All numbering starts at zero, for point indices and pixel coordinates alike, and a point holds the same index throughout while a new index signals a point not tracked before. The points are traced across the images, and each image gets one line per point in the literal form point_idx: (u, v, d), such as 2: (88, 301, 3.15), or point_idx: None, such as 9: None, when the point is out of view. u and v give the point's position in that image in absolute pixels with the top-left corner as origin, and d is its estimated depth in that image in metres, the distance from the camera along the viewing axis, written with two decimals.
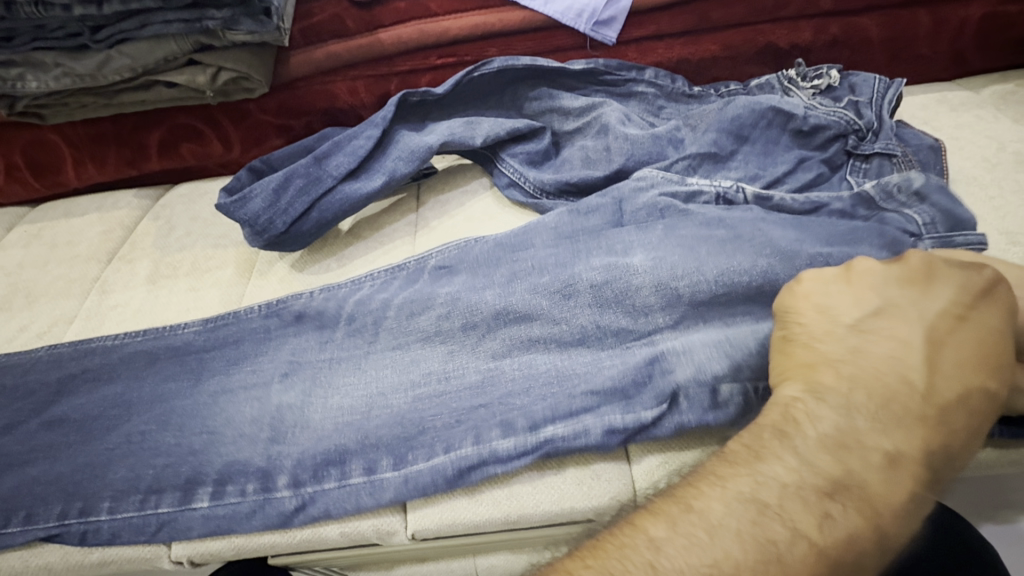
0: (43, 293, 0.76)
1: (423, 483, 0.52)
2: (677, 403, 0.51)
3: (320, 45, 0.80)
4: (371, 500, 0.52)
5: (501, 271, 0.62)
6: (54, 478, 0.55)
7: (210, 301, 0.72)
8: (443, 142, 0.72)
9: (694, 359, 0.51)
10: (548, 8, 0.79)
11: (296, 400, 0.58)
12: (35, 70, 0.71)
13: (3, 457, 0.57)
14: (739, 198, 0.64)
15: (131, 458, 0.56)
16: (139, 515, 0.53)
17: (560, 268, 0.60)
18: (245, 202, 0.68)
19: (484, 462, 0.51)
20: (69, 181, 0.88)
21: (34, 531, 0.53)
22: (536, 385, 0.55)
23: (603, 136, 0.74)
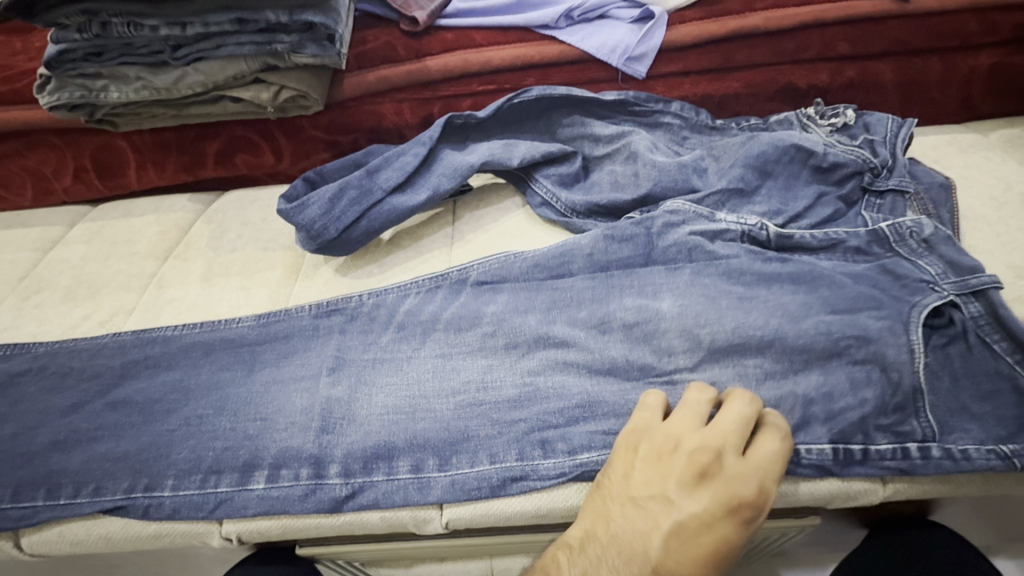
0: (105, 286, 0.81)
1: (471, 488, 0.56)
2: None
3: (371, 69, 0.86)
4: (421, 497, 0.56)
5: (541, 297, 0.68)
6: (121, 455, 0.60)
7: (260, 300, 0.77)
8: (483, 162, 0.78)
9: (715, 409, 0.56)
10: (584, 43, 0.85)
11: (344, 394, 0.63)
12: (118, 82, 0.78)
13: (73, 433, 0.62)
14: (762, 235, 0.69)
15: (190, 441, 0.60)
16: (200, 493, 0.57)
17: (597, 304, 0.66)
18: (303, 209, 0.74)
19: (526, 477, 0.56)
20: (131, 184, 0.95)
21: (101, 502, 0.58)
22: (569, 407, 0.59)
23: (632, 162, 0.79)
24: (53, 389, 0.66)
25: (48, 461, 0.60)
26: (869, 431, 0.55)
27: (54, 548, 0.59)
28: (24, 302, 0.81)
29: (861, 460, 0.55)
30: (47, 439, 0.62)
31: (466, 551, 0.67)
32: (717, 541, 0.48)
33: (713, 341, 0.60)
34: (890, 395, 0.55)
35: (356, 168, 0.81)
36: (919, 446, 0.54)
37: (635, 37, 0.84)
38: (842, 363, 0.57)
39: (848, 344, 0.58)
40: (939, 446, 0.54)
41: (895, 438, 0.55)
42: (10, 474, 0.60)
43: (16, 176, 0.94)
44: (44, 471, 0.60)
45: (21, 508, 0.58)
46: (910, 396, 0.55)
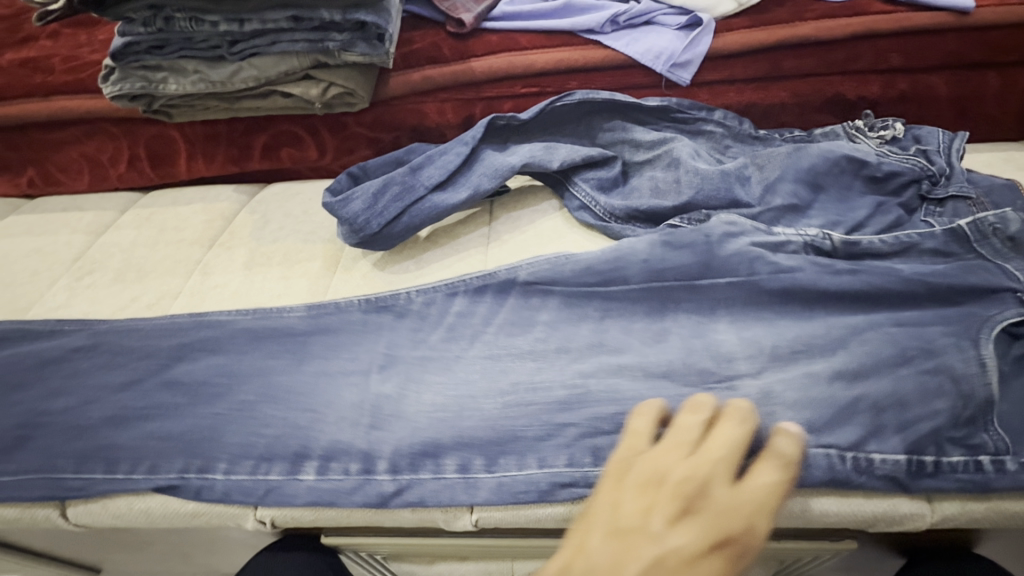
0: (153, 270, 0.84)
1: (519, 491, 0.57)
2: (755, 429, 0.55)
3: (416, 69, 0.87)
4: (469, 497, 0.57)
5: (594, 306, 0.67)
6: (174, 434, 0.62)
7: (299, 290, 0.79)
8: (524, 163, 0.79)
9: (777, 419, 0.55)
10: (629, 48, 0.84)
11: (393, 391, 0.63)
12: (176, 75, 0.81)
13: (126, 411, 0.64)
14: (825, 245, 0.66)
15: (238, 428, 0.62)
16: (252, 478, 0.59)
17: (651, 318, 0.66)
18: (347, 202, 0.76)
19: (575, 483, 0.56)
20: (180, 174, 0.98)
21: (155, 480, 0.60)
22: (621, 415, 0.58)
23: (673, 169, 0.78)
24: (106, 367, 0.68)
25: (103, 436, 0.63)
26: (940, 443, 0.54)
27: (98, 519, 0.62)
28: (77, 282, 0.84)
29: (933, 473, 0.54)
30: (102, 415, 0.64)
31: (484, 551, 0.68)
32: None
33: (774, 349, 0.60)
34: (963, 408, 0.54)
35: (398, 165, 0.83)
36: (993, 460, 0.53)
37: (681, 43, 0.83)
38: (911, 372, 0.56)
39: (913, 354, 0.57)
40: (1014, 460, 0.53)
41: (966, 451, 0.54)
42: (69, 446, 0.63)
43: (74, 162, 0.99)
44: (100, 445, 0.62)
45: (82, 478, 0.61)
46: (982, 407, 0.54)
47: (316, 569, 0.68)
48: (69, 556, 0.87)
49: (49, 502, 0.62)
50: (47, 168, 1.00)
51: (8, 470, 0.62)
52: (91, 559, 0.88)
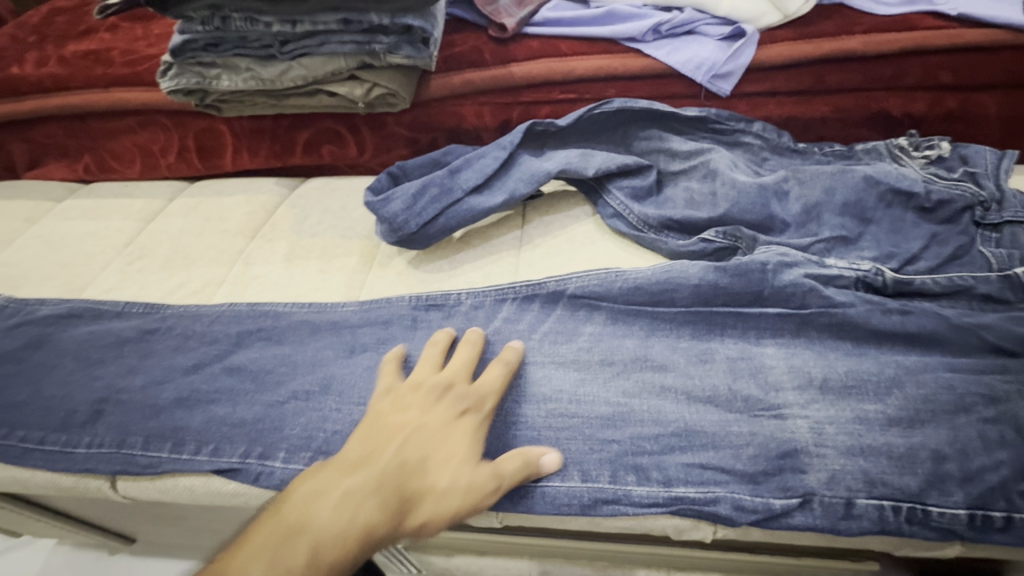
0: (199, 258, 0.88)
1: (561, 503, 0.57)
2: (801, 471, 0.55)
3: (458, 72, 0.89)
4: (512, 505, 0.58)
5: (639, 325, 0.69)
6: (238, 421, 0.65)
7: (337, 285, 0.81)
8: (560, 169, 0.79)
9: (828, 467, 0.55)
10: (670, 57, 0.84)
11: None
12: (229, 72, 0.84)
13: (194, 392, 0.68)
14: (878, 281, 0.67)
15: (301, 418, 0.65)
16: (309, 470, 0.62)
17: (697, 332, 0.67)
18: (388, 202, 0.78)
19: (618, 500, 0.56)
20: (226, 166, 1.02)
21: (219, 463, 0.63)
22: (664, 434, 0.59)
23: (710, 180, 0.78)
24: (178, 349, 0.73)
25: (172, 416, 0.67)
26: (1012, 497, 0.52)
27: (146, 493, 0.66)
28: (129, 267, 0.88)
29: (1003, 528, 0.52)
30: (171, 395, 0.68)
31: (498, 547, 0.74)
32: (464, 451, 0.54)
33: (825, 379, 0.60)
34: None
35: (435, 166, 0.85)
36: None
37: (723, 54, 0.83)
38: (970, 420, 0.55)
39: (974, 402, 0.56)
40: None
41: None
42: (140, 424, 0.66)
43: (128, 150, 1.04)
44: (170, 426, 0.66)
45: (149, 456, 0.65)
46: None
47: None
48: (104, 523, 0.92)
49: (100, 475, 0.66)
50: (101, 155, 1.05)
51: (84, 442, 0.67)
52: (125, 528, 0.93)
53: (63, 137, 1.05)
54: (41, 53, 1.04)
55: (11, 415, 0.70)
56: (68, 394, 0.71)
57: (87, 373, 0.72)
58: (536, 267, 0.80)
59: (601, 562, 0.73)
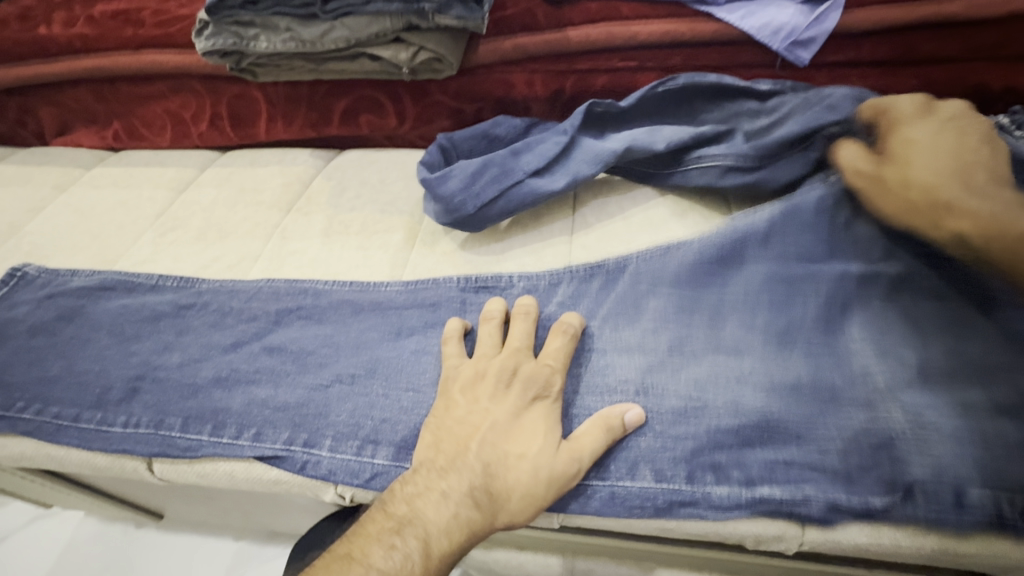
0: (234, 231, 0.84)
1: (632, 505, 0.53)
2: (900, 461, 0.49)
3: (509, 36, 0.82)
4: (578, 507, 0.53)
5: (707, 302, 0.63)
6: (281, 405, 0.62)
7: (379, 263, 0.77)
8: (626, 147, 0.73)
9: (933, 455, 0.49)
10: (744, 23, 0.76)
11: None
12: (268, 32, 0.79)
13: (234, 372, 0.66)
14: None
15: (348, 403, 0.62)
16: (357, 460, 0.58)
17: (777, 311, 0.61)
18: (445, 179, 0.72)
19: (695, 502, 0.52)
20: (258, 135, 0.97)
21: (261, 448, 0.60)
22: (743, 426, 0.54)
23: (801, 140, 0.71)
24: (215, 326, 0.70)
25: (212, 397, 0.64)
26: None
27: (183, 476, 0.63)
28: (161, 238, 0.85)
29: None
30: (211, 373, 0.66)
31: (544, 542, 0.70)
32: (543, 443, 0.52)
33: None
34: None
35: (484, 138, 0.80)
36: None
37: (805, 18, 0.75)
38: None
39: None
40: None
41: None
42: (179, 404, 0.64)
43: (159, 117, 1.00)
44: (211, 407, 0.63)
45: (189, 439, 0.62)
46: None
47: None
48: (133, 499, 0.90)
49: (136, 456, 0.63)
50: (131, 122, 1.01)
51: (119, 420, 0.64)
52: (154, 505, 0.91)
53: (92, 102, 1.01)
54: (68, 13, 1.00)
55: (45, 389, 0.67)
56: (103, 369, 0.68)
57: (123, 348, 0.70)
58: (591, 249, 0.74)
59: (649, 562, 0.68)
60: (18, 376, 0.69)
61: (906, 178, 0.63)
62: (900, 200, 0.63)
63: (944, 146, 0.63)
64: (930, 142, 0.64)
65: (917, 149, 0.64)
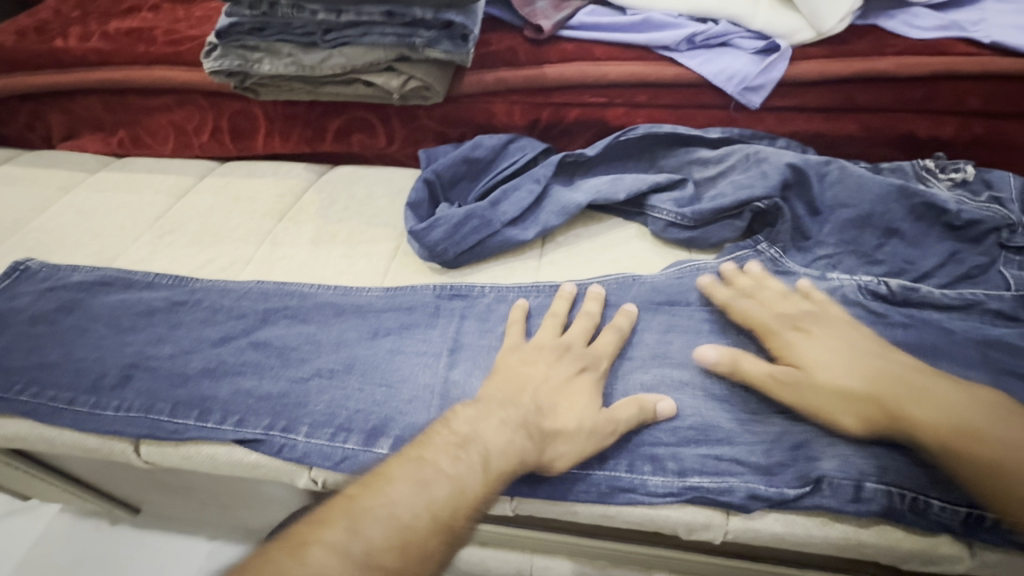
0: (229, 236, 0.90)
1: (579, 490, 0.58)
2: (815, 459, 0.56)
3: (492, 70, 0.90)
4: (529, 491, 0.59)
5: (659, 320, 0.70)
6: (265, 395, 0.68)
7: (362, 270, 0.83)
8: (591, 200, 0.82)
9: (840, 452, 0.56)
10: (703, 68, 0.85)
11: (460, 376, 0.67)
12: (271, 56, 0.86)
13: (222, 364, 0.71)
14: (881, 289, 0.70)
15: (326, 394, 0.67)
16: (330, 445, 0.63)
17: (716, 337, 0.68)
18: (431, 228, 0.78)
19: (633, 489, 0.57)
20: (256, 148, 1.04)
21: (243, 432, 0.65)
22: (682, 428, 0.60)
23: (754, 168, 0.79)
24: (206, 321, 0.76)
25: (200, 385, 0.69)
26: None
27: (168, 459, 0.68)
28: (159, 240, 0.90)
29: (990, 528, 0.53)
30: (200, 365, 0.71)
31: (503, 539, 0.74)
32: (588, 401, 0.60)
33: None
34: None
35: (465, 163, 0.88)
36: None
37: (756, 67, 0.84)
38: None
39: None
40: None
41: None
42: (168, 391, 0.69)
43: (162, 127, 1.06)
44: (199, 395, 0.68)
45: (176, 422, 0.67)
46: None
47: None
48: (111, 490, 0.93)
49: (126, 439, 0.68)
50: (137, 131, 1.08)
51: (113, 405, 0.69)
52: (130, 496, 0.94)
53: (100, 110, 1.08)
54: (84, 28, 1.07)
55: (43, 375, 0.72)
56: (98, 358, 0.73)
57: (119, 339, 0.75)
58: (558, 265, 0.81)
59: (601, 561, 0.73)
60: (17, 362, 0.73)
61: (834, 387, 0.57)
62: (840, 410, 0.56)
63: (852, 344, 0.61)
64: (834, 344, 0.60)
65: (831, 353, 0.60)
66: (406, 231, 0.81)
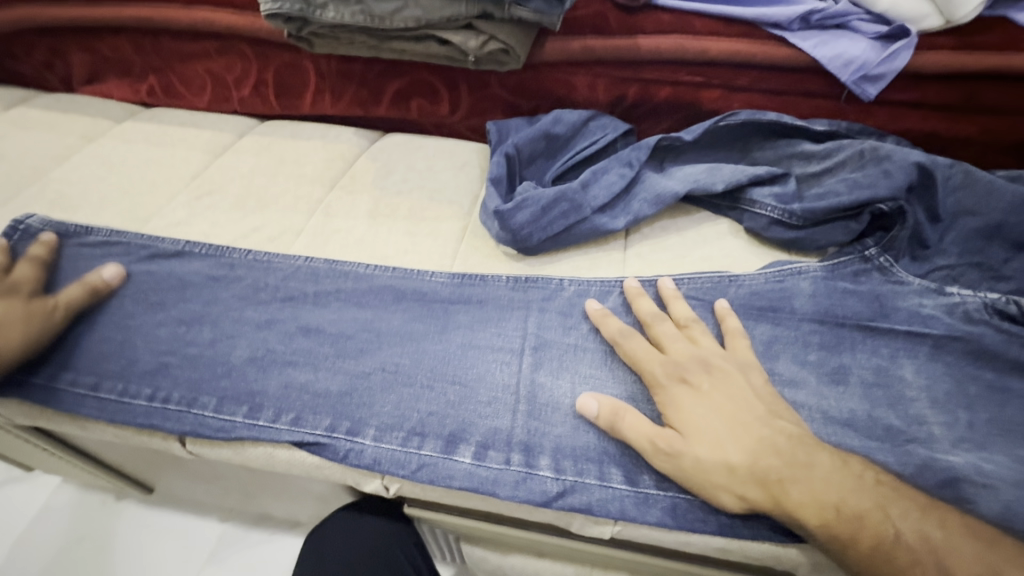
0: (275, 202, 0.81)
1: (695, 519, 0.52)
2: (967, 501, 0.50)
3: (579, 37, 0.81)
4: (639, 515, 0.52)
5: (763, 329, 0.63)
6: (324, 392, 0.60)
7: (428, 251, 0.75)
8: (689, 190, 0.74)
9: (1000, 497, 0.50)
10: (817, 52, 0.76)
11: (547, 380, 0.60)
12: (336, 2, 0.76)
13: (270, 353, 0.63)
14: (1012, 309, 0.63)
15: (393, 395, 0.59)
16: (403, 451, 0.56)
17: (827, 353, 0.62)
18: (516, 209, 0.70)
19: (759, 521, 0.51)
20: (303, 108, 0.95)
21: (301, 434, 0.58)
22: None
23: (874, 166, 0.71)
24: (249, 300, 0.67)
25: (246, 376, 0.61)
26: None
27: (217, 454, 0.60)
28: (196, 202, 0.81)
29: None
30: (246, 353, 0.63)
31: (563, 551, 0.68)
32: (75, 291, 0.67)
33: (973, 425, 0.56)
34: None
35: (545, 139, 0.79)
36: None
37: (876, 54, 0.75)
38: None
39: None
40: None
41: None
42: (212, 382, 0.61)
43: (199, 77, 0.96)
44: (247, 388, 0.60)
45: (222, 419, 0.59)
46: None
47: (392, 533, 0.69)
48: (126, 470, 0.85)
49: (167, 435, 0.61)
50: (169, 79, 0.98)
51: (145, 394, 0.61)
52: (145, 476, 0.86)
53: (130, 53, 0.97)
54: None
55: (66, 352, 0.64)
56: (129, 339, 0.64)
57: (154, 315, 0.66)
58: (645, 257, 0.74)
59: None
60: None
61: (721, 467, 0.50)
62: (718, 487, 0.50)
63: (736, 398, 0.54)
64: (716, 399, 0.54)
65: (710, 413, 0.53)
66: (488, 212, 0.73)
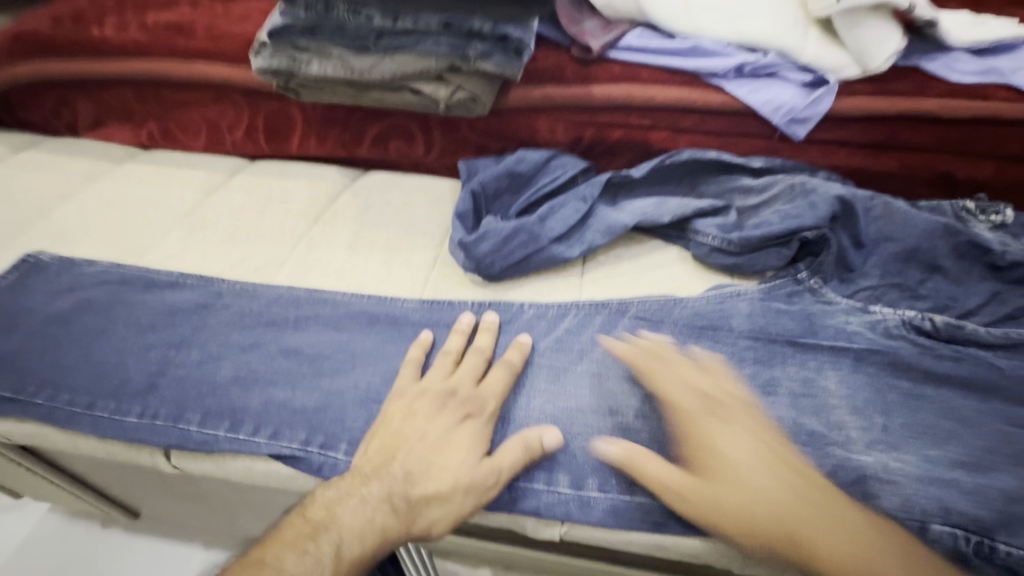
0: (262, 235, 0.88)
1: (632, 517, 0.58)
2: (871, 496, 0.57)
3: (539, 85, 0.90)
4: (582, 516, 0.58)
5: (702, 347, 0.69)
6: (300, 407, 0.65)
7: (401, 279, 0.81)
8: (637, 221, 0.81)
9: (900, 491, 0.57)
10: (751, 96, 0.86)
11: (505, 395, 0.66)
12: (321, 58, 0.86)
13: (252, 372, 0.69)
14: (926, 325, 0.70)
15: (364, 410, 0.65)
16: None
17: (759, 366, 0.68)
18: (480, 240, 0.77)
19: (689, 518, 0.57)
20: (291, 149, 1.03)
21: (278, 447, 0.63)
22: None
23: (801, 198, 0.79)
24: (234, 325, 0.73)
25: (229, 395, 0.67)
26: None
27: (201, 467, 0.65)
28: (189, 236, 0.88)
29: None
30: (229, 373, 0.69)
31: (530, 561, 0.71)
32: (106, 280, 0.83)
33: (888, 428, 0.62)
34: None
35: (510, 177, 0.88)
36: None
37: (803, 100, 0.85)
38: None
39: None
40: None
41: None
42: (197, 400, 0.66)
43: (195, 122, 1.05)
44: (229, 405, 0.66)
45: (205, 434, 0.64)
46: None
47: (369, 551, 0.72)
48: (114, 493, 0.89)
49: (155, 449, 0.66)
50: (167, 125, 1.06)
51: (137, 411, 0.66)
52: (131, 499, 0.90)
53: (132, 101, 1.06)
54: (117, 17, 1.04)
55: (64, 374, 0.69)
56: (122, 362, 0.70)
57: (145, 339, 0.72)
58: (601, 283, 0.80)
59: None
60: (36, 360, 0.71)
61: (670, 478, 0.55)
62: (669, 497, 0.55)
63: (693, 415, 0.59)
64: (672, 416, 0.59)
65: None
66: (454, 242, 0.80)
